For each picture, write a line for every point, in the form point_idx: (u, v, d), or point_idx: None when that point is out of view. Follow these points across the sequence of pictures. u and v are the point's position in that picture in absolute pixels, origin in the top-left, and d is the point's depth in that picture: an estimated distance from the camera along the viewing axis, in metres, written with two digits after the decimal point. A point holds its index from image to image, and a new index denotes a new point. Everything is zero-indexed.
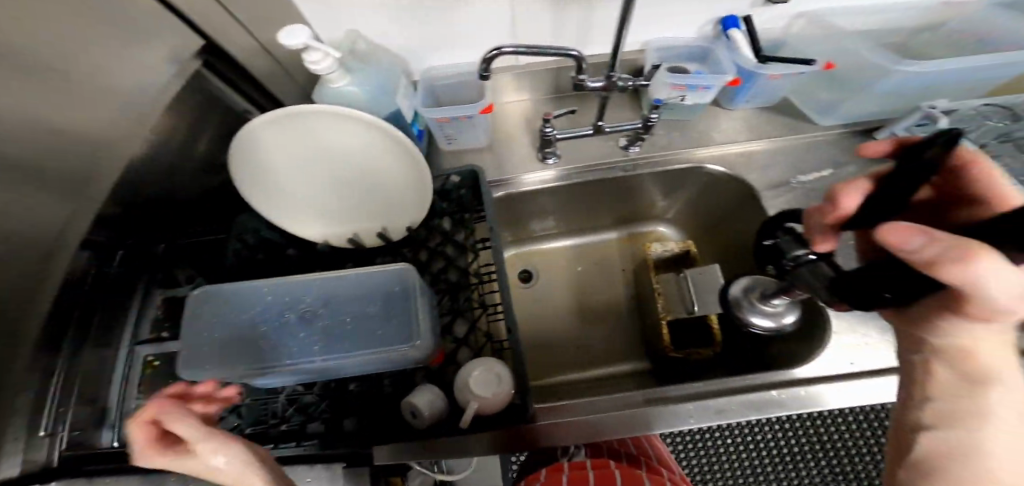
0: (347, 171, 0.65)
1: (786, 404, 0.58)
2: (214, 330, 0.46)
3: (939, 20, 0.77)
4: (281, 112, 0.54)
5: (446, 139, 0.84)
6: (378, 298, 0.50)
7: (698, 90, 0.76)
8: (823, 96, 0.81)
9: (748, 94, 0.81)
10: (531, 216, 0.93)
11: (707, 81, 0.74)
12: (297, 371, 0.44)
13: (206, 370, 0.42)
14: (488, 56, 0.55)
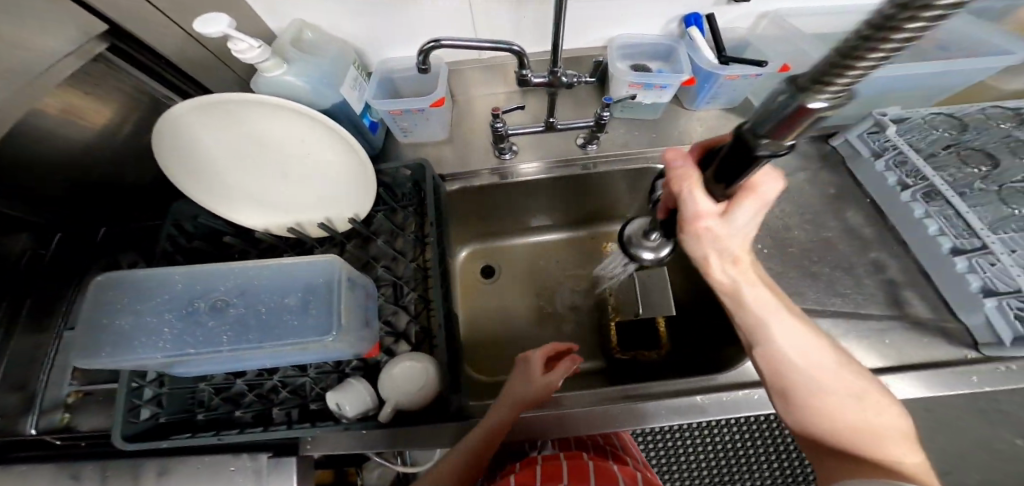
0: (285, 158, 0.63)
1: (709, 409, 0.57)
2: (121, 316, 0.45)
3: (903, 24, 0.75)
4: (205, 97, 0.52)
5: (401, 131, 0.81)
6: (296, 289, 0.49)
7: (654, 89, 0.74)
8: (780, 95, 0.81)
9: (709, 94, 0.79)
10: (490, 212, 0.91)
11: (665, 80, 0.73)
12: (201, 359, 0.43)
13: (103, 357, 0.41)
14: (426, 47, 0.53)
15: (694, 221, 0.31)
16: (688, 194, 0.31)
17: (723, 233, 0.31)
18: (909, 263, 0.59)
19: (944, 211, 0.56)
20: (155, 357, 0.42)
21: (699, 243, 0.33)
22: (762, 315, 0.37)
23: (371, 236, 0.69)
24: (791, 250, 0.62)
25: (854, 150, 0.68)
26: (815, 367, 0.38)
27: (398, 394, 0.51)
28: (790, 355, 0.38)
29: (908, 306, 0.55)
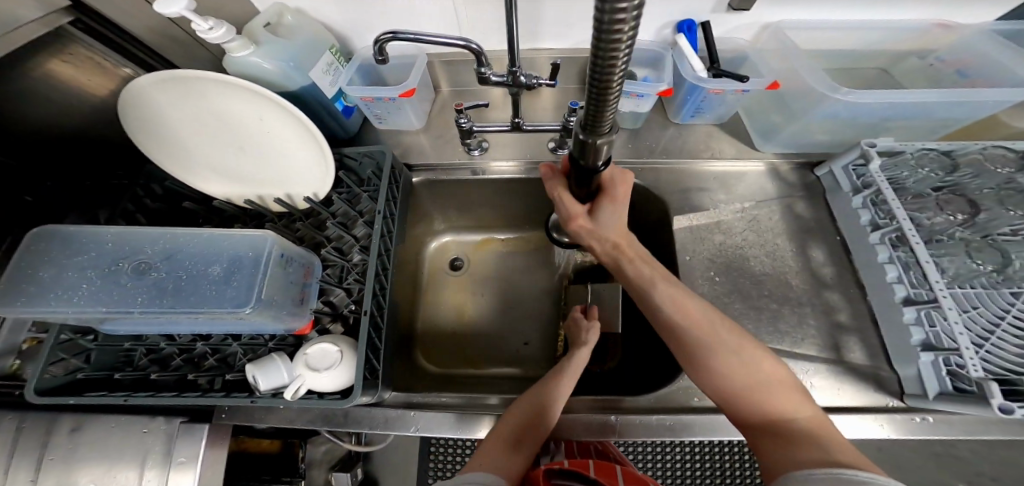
0: (247, 135, 0.56)
1: (618, 429, 0.56)
2: (39, 268, 0.44)
3: (927, 46, 0.63)
4: (163, 73, 0.47)
5: (375, 118, 0.69)
6: (225, 259, 0.49)
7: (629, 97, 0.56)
8: (771, 116, 0.61)
9: (693, 107, 0.61)
10: (462, 207, 0.80)
11: (644, 88, 0.54)
12: (112, 318, 0.43)
13: (11, 305, 0.41)
14: (381, 39, 0.48)
15: (574, 219, 0.48)
16: (563, 203, 0.47)
17: (595, 227, 0.48)
18: (859, 306, 0.54)
19: (909, 258, 0.48)
20: (65, 312, 0.42)
21: (582, 236, 0.49)
22: (642, 287, 0.47)
23: (330, 217, 0.60)
24: (743, 281, 0.56)
25: (835, 183, 0.59)
26: (700, 328, 0.45)
27: (303, 374, 0.51)
28: (677, 320, 0.45)
29: (846, 351, 0.51)
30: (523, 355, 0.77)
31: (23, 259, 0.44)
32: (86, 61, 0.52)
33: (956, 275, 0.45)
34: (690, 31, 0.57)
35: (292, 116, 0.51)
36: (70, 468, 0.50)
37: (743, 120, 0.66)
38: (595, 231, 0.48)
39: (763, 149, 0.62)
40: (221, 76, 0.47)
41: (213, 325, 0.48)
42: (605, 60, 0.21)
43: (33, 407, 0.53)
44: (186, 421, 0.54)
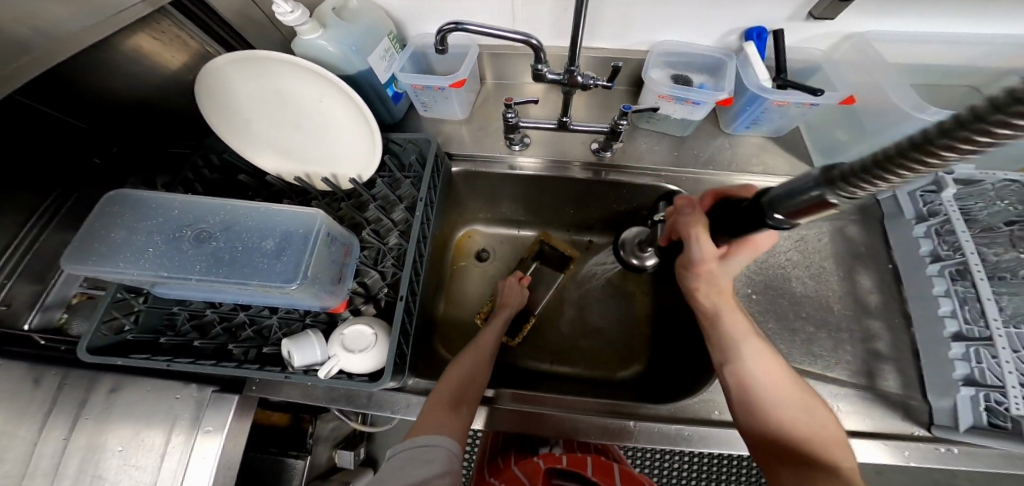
0: (305, 114, 0.57)
1: (635, 435, 0.56)
2: (115, 230, 0.47)
3: None
4: (238, 54, 0.48)
5: (421, 106, 0.69)
6: (277, 234, 0.50)
7: (684, 104, 0.54)
8: (833, 132, 0.58)
9: (750, 118, 0.58)
10: (495, 200, 0.79)
11: (700, 96, 0.52)
12: (176, 282, 0.45)
13: (88, 264, 0.44)
14: (444, 28, 0.48)
15: (703, 263, 0.46)
16: (699, 245, 0.45)
17: (719, 272, 0.47)
18: (901, 337, 0.53)
19: (967, 292, 0.46)
20: (133, 273, 0.44)
21: (697, 278, 0.48)
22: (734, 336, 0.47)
23: (371, 200, 0.61)
24: (782, 301, 0.57)
25: (894, 209, 0.57)
26: (773, 383, 0.45)
27: (337, 354, 0.51)
28: (753, 370, 0.45)
29: (878, 377, 0.51)
30: (547, 355, 0.76)
31: (101, 221, 0.47)
32: (172, 38, 0.54)
33: (1015, 314, 0.43)
34: (761, 39, 0.53)
35: (351, 99, 0.51)
36: (102, 427, 0.52)
37: (802, 135, 0.63)
38: (711, 275, 0.47)
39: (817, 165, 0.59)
40: (285, 57, 0.48)
41: (263, 296, 0.49)
42: (882, 176, 0.18)
43: (75, 364, 0.54)
44: (219, 390, 0.55)
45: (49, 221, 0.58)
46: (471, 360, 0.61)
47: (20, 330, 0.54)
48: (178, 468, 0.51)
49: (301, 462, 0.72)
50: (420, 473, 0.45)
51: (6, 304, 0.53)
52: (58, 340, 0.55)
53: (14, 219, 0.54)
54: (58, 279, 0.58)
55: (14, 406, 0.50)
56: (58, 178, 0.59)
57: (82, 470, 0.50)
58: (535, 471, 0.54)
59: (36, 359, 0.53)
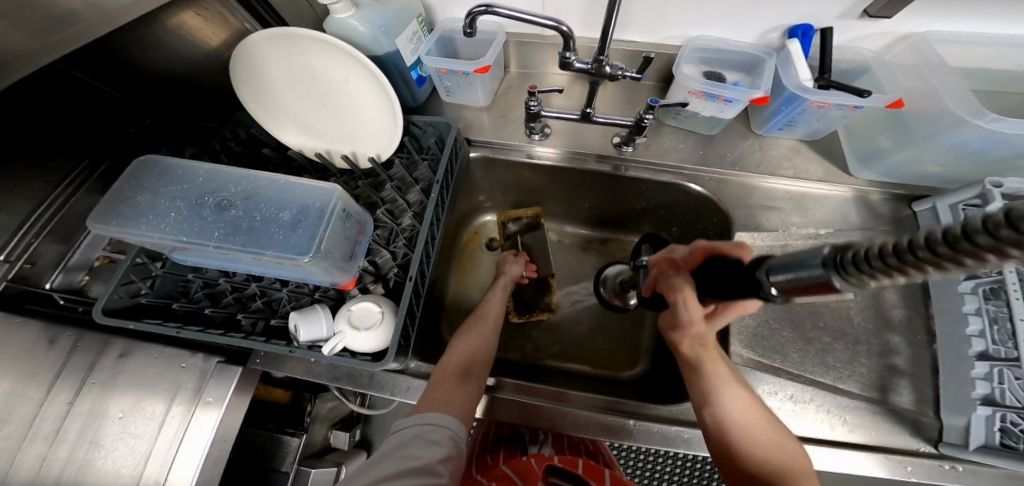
0: (329, 89, 0.56)
1: (635, 435, 0.55)
2: (142, 196, 0.48)
3: None
4: (272, 29, 0.48)
5: (443, 90, 0.68)
6: (294, 208, 0.50)
7: (716, 101, 0.53)
8: (871, 139, 0.56)
9: (785, 120, 0.57)
10: (510, 189, 0.78)
11: (734, 94, 0.50)
12: (193, 248, 0.45)
13: (113, 226, 0.44)
14: (475, 11, 0.47)
15: (693, 327, 0.39)
16: (687, 309, 0.38)
17: (707, 331, 0.41)
18: (922, 354, 0.51)
19: (998, 311, 0.44)
20: (155, 236, 0.44)
21: (686, 337, 0.42)
22: (714, 384, 0.44)
23: (388, 180, 0.61)
24: (800, 310, 0.55)
25: (933, 219, 0.53)
26: (750, 419, 0.43)
27: (342, 330, 0.51)
28: (731, 412, 0.43)
29: (892, 392, 0.50)
30: (554, 347, 0.76)
31: (127, 184, 0.48)
32: (215, 15, 0.56)
33: None
34: (806, 37, 0.51)
35: (376, 75, 0.50)
36: (105, 393, 0.51)
37: (841, 141, 0.60)
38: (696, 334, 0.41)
39: (862, 175, 0.58)
40: (319, 34, 0.48)
41: (278, 268, 0.49)
42: (906, 265, 0.15)
43: (90, 328, 0.54)
44: (223, 361, 0.55)
45: (81, 185, 0.60)
46: (474, 336, 0.60)
47: (43, 289, 0.55)
48: (174, 440, 0.50)
49: (297, 439, 0.73)
50: (420, 455, 0.45)
51: (31, 261, 0.54)
52: (77, 300, 0.55)
53: (46, 183, 0.57)
54: (83, 242, 0.59)
55: (30, 363, 0.50)
56: (91, 147, 0.62)
57: (81, 436, 0.50)
58: (528, 470, 0.54)
59: (53, 319, 0.53)
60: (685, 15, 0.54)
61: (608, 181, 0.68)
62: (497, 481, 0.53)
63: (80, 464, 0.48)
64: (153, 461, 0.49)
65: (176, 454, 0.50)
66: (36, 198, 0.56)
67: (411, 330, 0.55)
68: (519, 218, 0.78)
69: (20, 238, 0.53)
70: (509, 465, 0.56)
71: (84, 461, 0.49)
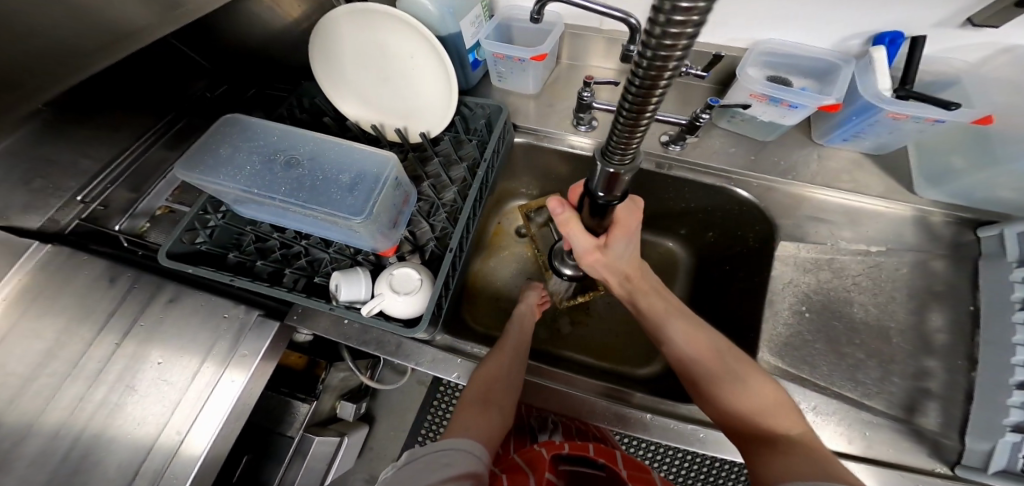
0: (393, 65, 0.58)
1: (652, 429, 0.56)
2: (224, 149, 0.53)
3: None
4: (354, 4, 0.51)
5: (496, 75, 0.69)
6: (352, 171, 0.53)
7: (779, 105, 0.52)
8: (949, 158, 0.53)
9: (853, 130, 0.55)
10: (547, 178, 0.79)
11: (800, 99, 0.50)
12: (260, 199, 0.48)
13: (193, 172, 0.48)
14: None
15: (591, 253, 0.52)
16: (577, 237, 0.49)
17: (609, 258, 0.52)
18: (959, 381, 0.49)
19: None
20: (231, 185, 0.48)
21: (598, 267, 0.54)
22: (656, 320, 0.55)
23: (434, 155, 0.64)
24: (836, 325, 0.54)
25: (998, 247, 0.51)
26: (706, 356, 0.50)
27: (383, 293, 0.54)
28: (686, 350, 0.51)
29: (918, 413, 0.48)
30: (576, 343, 0.76)
31: (214, 137, 0.53)
32: None
33: None
34: (894, 45, 0.50)
35: (440, 54, 0.52)
36: (150, 339, 0.52)
37: (911, 158, 0.58)
38: (609, 263, 0.54)
39: (929, 194, 0.56)
40: (392, 10, 0.50)
41: (333, 226, 0.52)
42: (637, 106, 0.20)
43: (147, 271, 0.56)
44: (262, 317, 0.57)
45: (157, 141, 0.65)
46: (496, 358, 0.61)
47: (110, 230, 0.58)
48: (204, 393, 0.50)
49: (306, 406, 0.74)
50: (437, 475, 0.44)
51: (104, 204, 0.58)
52: (139, 244, 0.58)
53: (128, 135, 0.62)
54: (151, 192, 0.63)
55: (84, 303, 0.51)
56: (170, 106, 0.67)
57: (119, 380, 0.49)
58: (537, 459, 0.52)
59: (113, 259, 0.55)
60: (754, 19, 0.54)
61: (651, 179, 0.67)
62: (509, 471, 0.53)
63: (110, 410, 0.47)
64: (180, 412, 0.49)
65: (202, 407, 0.50)
66: (119, 147, 0.60)
67: (444, 303, 0.57)
68: (540, 208, 0.80)
69: (99, 182, 0.58)
70: (519, 454, 0.57)
71: (116, 405, 0.48)
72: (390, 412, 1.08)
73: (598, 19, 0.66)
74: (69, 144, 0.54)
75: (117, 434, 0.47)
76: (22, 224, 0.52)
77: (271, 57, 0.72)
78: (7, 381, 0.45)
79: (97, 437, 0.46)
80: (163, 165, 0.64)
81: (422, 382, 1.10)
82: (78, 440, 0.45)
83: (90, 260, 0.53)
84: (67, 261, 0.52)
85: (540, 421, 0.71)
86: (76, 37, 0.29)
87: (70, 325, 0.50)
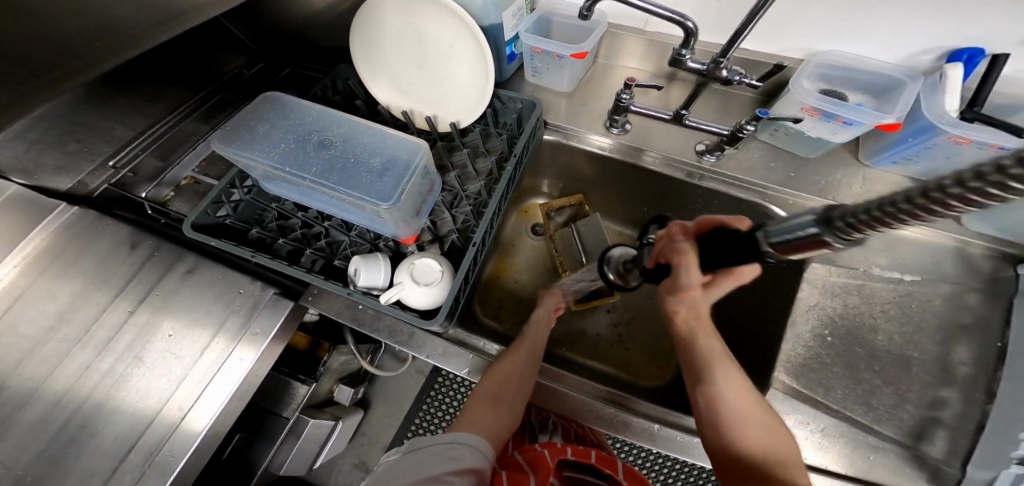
0: (433, 52, 0.57)
1: (658, 440, 0.56)
2: (258, 125, 0.52)
3: None
4: None
5: (531, 70, 0.68)
6: (382, 158, 0.52)
7: (833, 122, 0.51)
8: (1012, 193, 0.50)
9: (905, 152, 0.53)
10: (572, 179, 0.78)
11: (856, 116, 0.49)
12: (291, 178, 0.47)
13: (228, 146, 0.47)
14: None
15: (690, 290, 0.42)
16: (688, 271, 0.41)
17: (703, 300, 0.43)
18: (974, 413, 0.48)
19: None
20: (264, 162, 0.47)
21: (679, 305, 0.44)
22: (705, 356, 0.44)
23: (462, 146, 0.62)
24: (858, 351, 0.54)
25: None
26: (745, 411, 0.41)
27: (402, 282, 0.53)
28: (725, 391, 0.42)
29: (925, 440, 0.48)
30: (585, 346, 0.76)
31: (252, 113, 0.52)
32: None
33: None
34: (972, 62, 0.47)
35: (482, 43, 0.51)
36: (164, 309, 0.51)
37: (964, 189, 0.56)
38: (697, 303, 0.43)
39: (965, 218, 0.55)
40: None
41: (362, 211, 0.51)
42: (907, 214, 0.17)
43: (168, 240, 0.55)
44: (276, 294, 0.56)
45: (191, 112, 0.64)
46: (509, 360, 0.60)
47: (136, 196, 0.58)
48: (211, 370, 0.49)
49: (305, 388, 0.74)
50: (442, 469, 0.46)
51: (133, 171, 0.58)
52: (161, 212, 0.58)
53: (165, 107, 0.61)
54: (178, 162, 0.62)
55: (105, 267, 0.51)
56: (209, 81, 0.67)
57: (127, 350, 0.48)
58: (539, 460, 0.51)
59: (136, 226, 0.54)
60: (813, 34, 0.53)
61: (681, 188, 0.66)
62: (509, 469, 0.52)
63: (117, 379, 0.47)
64: (185, 388, 0.48)
65: (206, 386, 0.49)
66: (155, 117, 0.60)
67: (462, 298, 0.56)
68: (562, 207, 0.79)
69: (131, 149, 0.58)
70: (519, 451, 0.56)
71: (123, 374, 0.47)
72: (386, 401, 1.07)
73: (642, 20, 0.64)
74: (107, 111, 0.54)
75: (122, 404, 0.46)
76: (52, 185, 0.52)
77: (309, 38, 0.71)
78: (19, 343, 0.45)
79: (100, 407, 0.45)
80: (192, 138, 0.63)
81: (421, 372, 1.08)
82: (80, 408, 0.45)
83: (114, 225, 0.53)
84: (91, 225, 0.52)
85: (540, 420, 0.71)
86: (122, 17, 0.28)
87: (88, 289, 0.49)
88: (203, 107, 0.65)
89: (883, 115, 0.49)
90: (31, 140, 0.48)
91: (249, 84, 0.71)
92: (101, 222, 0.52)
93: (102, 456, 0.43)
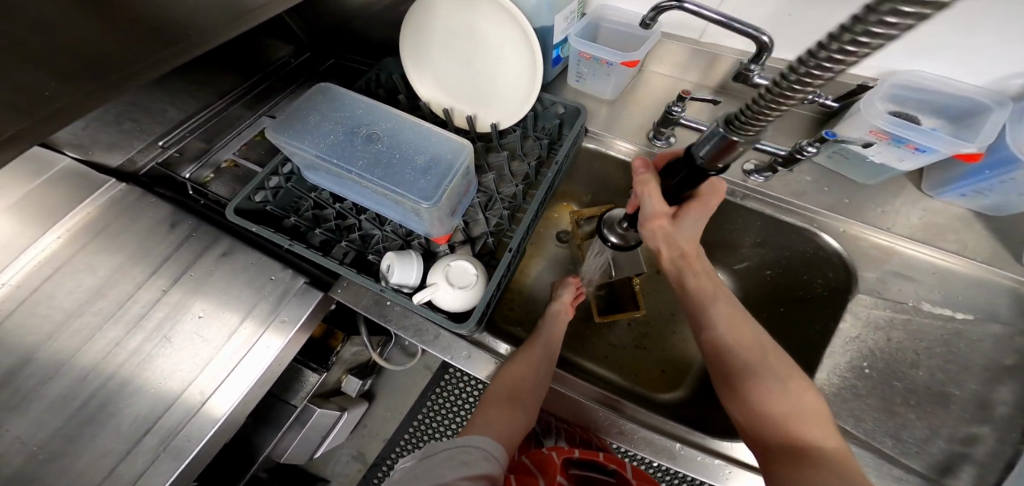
0: (484, 51, 0.56)
1: (677, 458, 0.54)
2: (308, 113, 0.52)
3: None
4: None
5: (576, 76, 0.67)
6: (426, 156, 0.51)
7: (904, 146, 0.50)
8: None
9: (977, 184, 0.52)
10: (606, 187, 0.77)
11: (929, 142, 0.48)
12: (335, 171, 0.47)
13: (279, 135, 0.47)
14: (663, 5, 0.44)
15: (655, 218, 0.48)
16: (651, 199, 0.48)
17: (675, 231, 0.49)
18: (1007, 453, 0.47)
19: None
20: (311, 152, 0.47)
21: (655, 234, 0.50)
22: (703, 299, 0.51)
23: (500, 148, 0.62)
24: (896, 385, 0.52)
25: None
26: (741, 340, 0.48)
27: (438, 282, 0.52)
28: (727, 337, 0.48)
29: (951, 475, 0.47)
30: (607, 357, 0.75)
31: (305, 103, 0.52)
32: None
33: None
34: None
35: (534, 46, 0.50)
36: (196, 290, 0.50)
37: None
38: (671, 231, 0.49)
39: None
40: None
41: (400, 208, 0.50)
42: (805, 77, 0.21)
43: (206, 221, 0.55)
44: (306, 285, 0.55)
45: (240, 97, 0.64)
46: (524, 359, 0.58)
47: (179, 176, 0.57)
48: (239, 354, 0.49)
49: (316, 377, 0.73)
50: (456, 473, 0.45)
51: (180, 151, 0.57)
52: (202, 193, 0.57)
53: (213, 91, 0.61)
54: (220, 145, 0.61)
55: (142, 245, 0.50)
56: (257, 67, 0.67)
57: (156, 329, 0.48)
58: (548, 462, 0.50)
59: (181, 207, 0.54)
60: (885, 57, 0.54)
61: (721, 204, 0.65)
62: (518, 474, 0.51)
63: (142, 359, 0.46)
64: (207, 372, 0.47)
65: (230, 371, 0.48)
66: (203, 100, 0.60)
67: (494, 303, 0.55)
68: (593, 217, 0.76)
69: (179, 131, 0.58)
70: (527, 456, 0.55)
71: (148, 355, 0.46)
72: (391, 394, 1.07)
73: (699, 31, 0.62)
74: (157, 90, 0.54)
75: (148, 383, 0.45)
76: (103, 162, 0.52)
77: (357, 30, 0.71)
78: (54, 314, 0.45)
79: (124, 385, 0.44)
80: (238, 123, 0.63)
81: (428, 368, 1.07)
82: (107, 383, 0.44)
83: (155, 203, 0.53)
84: (129, 202, 0.51)
85: (545, 424, 0.70)
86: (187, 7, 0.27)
87: (125, 266, 0.49)
88: (250, 92, 0.65)
89: (958, 143, 0.47)
90: (93, 116, 0.50)
91: (294, 72, 0.71)
92: (142, 199, 0.52)
93: (119, 435, 0.43)
